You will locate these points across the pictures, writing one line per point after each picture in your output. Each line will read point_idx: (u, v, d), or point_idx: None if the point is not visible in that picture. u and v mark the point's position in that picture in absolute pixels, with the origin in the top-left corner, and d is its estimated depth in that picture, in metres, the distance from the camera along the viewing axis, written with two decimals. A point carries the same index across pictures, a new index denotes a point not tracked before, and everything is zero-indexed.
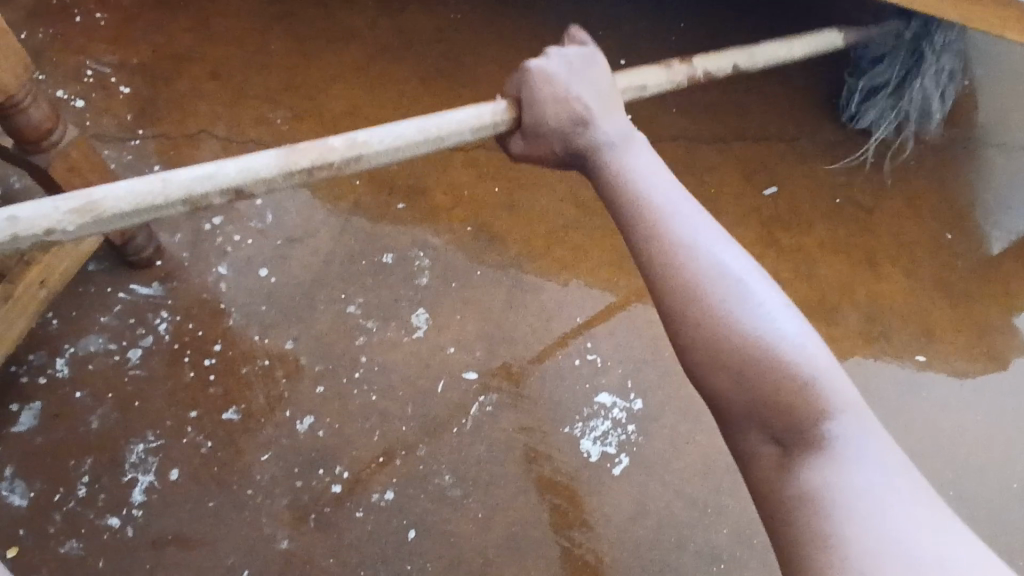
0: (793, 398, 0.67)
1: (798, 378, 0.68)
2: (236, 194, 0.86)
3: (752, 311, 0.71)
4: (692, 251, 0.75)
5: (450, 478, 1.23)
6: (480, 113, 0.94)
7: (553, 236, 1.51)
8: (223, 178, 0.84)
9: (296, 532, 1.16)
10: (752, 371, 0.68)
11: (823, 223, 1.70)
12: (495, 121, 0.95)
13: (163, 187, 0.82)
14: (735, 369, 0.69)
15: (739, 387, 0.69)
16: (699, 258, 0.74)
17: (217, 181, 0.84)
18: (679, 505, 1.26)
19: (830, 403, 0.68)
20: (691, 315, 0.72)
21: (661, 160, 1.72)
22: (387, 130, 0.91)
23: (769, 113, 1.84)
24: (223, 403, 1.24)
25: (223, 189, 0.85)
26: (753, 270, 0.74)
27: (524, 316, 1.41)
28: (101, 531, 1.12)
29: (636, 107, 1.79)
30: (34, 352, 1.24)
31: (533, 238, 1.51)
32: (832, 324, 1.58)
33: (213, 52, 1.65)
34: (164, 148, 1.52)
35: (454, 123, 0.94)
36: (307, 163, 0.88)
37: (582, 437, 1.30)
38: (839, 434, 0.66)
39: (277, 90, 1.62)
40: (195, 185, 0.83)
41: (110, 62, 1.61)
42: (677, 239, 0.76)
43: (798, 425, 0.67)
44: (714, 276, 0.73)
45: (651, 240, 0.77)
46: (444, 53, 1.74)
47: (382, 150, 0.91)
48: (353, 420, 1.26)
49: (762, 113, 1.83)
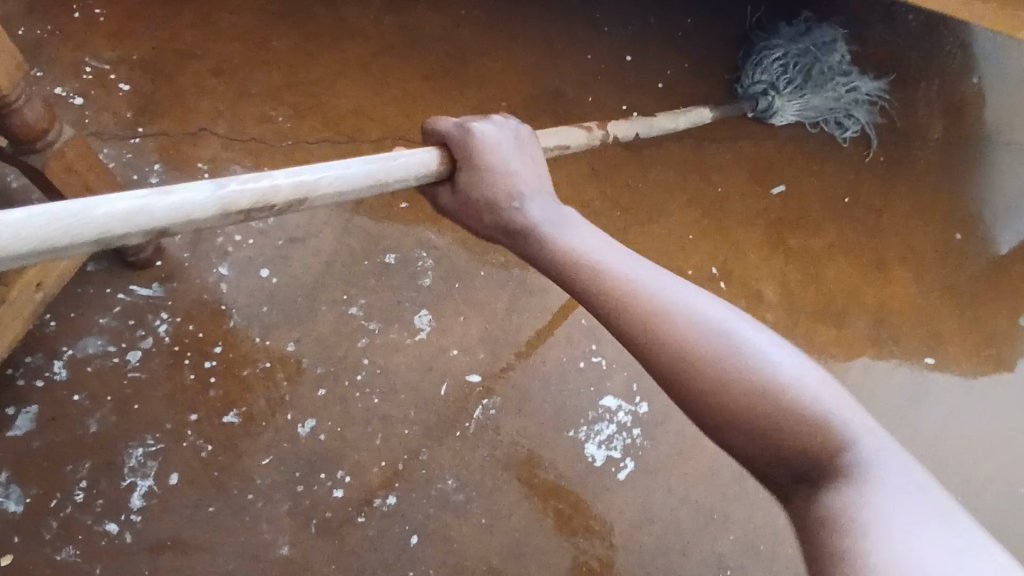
0: (804, 439, 0.65)
1: (801, 417, 0.66)
2: (157, 235, 0.68)
3: (738, 361, 0.68)
4: (671, 303, 0.72)
5: (453, 483, 1.21)
6: (417, 163, 0.87)
7: None
8: (145, 218, 0.66)
9: (297, 538, 1.14)
10: (757, 423, 0.66)
11: (831, 224, 1.67)
12: (428, 171, 0.87)
13: (76, 224, 0.63)
14: (740, 425, 0.67)
15: (753, 440, 0.67)
16: (677, 311, 0.71)
17: (140, 221, 0.66)
18: (685, 512, 1.25)
19: (845, 434, 0.66)
20: (685, 371, 0.69)
21: (672, 157, 1.67)
22: (337, 172, 0.79)
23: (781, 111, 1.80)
24: (223, 406, 1.23)
25: (144, 230, 0.67)
26: (725, 314, 0.72)
27: (528, 318, 1.39)
28: (99, 536, 1.11)
29: (643, 104, 1.76)
30: (31, 354, 1.22)
31: None
32: (841, 327, 1.55)
33: (214, 48, 1.63)
34: (164, 146, 1.50)
35: (398, 168, 0.85)
36: (251, 204, 0.72)
37: (587, 442, 1.28)
38: (857, 459, 0.64)
39: (279, 88, 1.60)
40: (112, 224, 0.64)
41: (109, 58, 1.59)
42: (656, 290, 0.73)
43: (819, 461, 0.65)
44: (693, 330, 0.70)
45: (630, 300, 0.73)
46: (448, 50, 1.71)
47: (329, 196, 0.79)
48: (356, 424, 1.24)
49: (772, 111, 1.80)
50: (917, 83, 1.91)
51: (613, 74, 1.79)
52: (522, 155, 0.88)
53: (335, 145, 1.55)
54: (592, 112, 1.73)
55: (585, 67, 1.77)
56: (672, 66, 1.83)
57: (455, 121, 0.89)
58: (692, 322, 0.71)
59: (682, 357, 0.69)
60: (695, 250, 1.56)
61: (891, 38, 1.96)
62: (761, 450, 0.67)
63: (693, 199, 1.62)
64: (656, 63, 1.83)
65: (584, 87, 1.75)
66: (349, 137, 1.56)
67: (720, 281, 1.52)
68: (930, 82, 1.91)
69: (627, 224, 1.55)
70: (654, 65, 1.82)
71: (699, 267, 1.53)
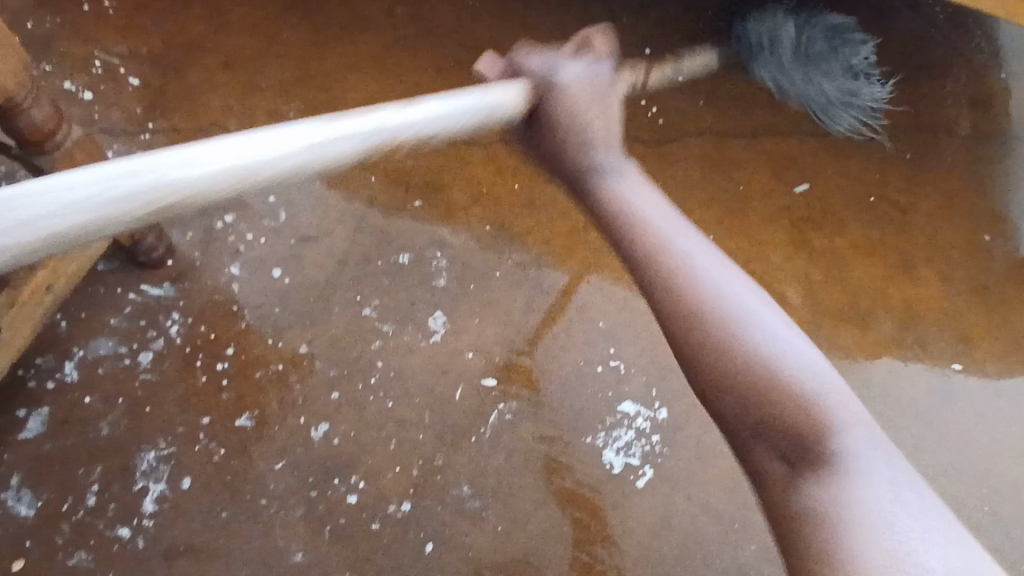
0: (795, 420, 0.66)
1: (796, 399, 0.67)
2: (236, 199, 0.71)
3: (753, 332, 0.69)
4: (697, 272, 0.71)
5: (469, 489, 1.19)
6: (501, 94, 0.82)
7: (579, 231, 1.44)
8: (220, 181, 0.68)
9: (311, 543, 1.13)
10: (755, 394, 0.67)
11: (856, 224, 1.62)
12: (512, 104, 0.82)
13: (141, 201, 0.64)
14: (737, 392, 0.67)
15: (742, 410, 0.68)
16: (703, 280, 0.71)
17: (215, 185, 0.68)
18: (707, 521, 1.21)
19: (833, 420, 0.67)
20: (709, 342, 0.69)
21: (689, 154, 1.64)
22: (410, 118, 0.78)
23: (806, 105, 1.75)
24: (235, 409, 1.21)
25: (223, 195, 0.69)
26: (750, 291, 0.72)
27: (545, 320, 1.36)
28: (112, 541, 1.10)
29: (663, 98, 1.70)
30: (41, 355, 1.20)
31: (555, 235, 1.43)
32: (866, 329, 1.51)
33: (225, 41, 1.59)
34: (175, 142, 1.47)
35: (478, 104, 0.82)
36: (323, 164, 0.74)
37: (605, 448, 1.25)
38: (841, 450, 0.66)
39: (290, 82, 1.56)
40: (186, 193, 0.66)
41: (119, 51, 1.56)
42: (684, 253, 0.73)
43: (803, 445, 0.66)
44: (715, 299, 0.70)
45: (659, 264, 0.72)
46: (463, 42, 1.67)
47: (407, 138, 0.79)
48: (369, 429, 1.22)
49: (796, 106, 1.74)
50: (948, 75, 1.84)
51: None
52: (603, 103, 0.82)
53: None
54: None
55: None
56: None
57: (531, 63, 0.84)
58: (723, 301, 0.70)
59: (705, 327, 0.69)
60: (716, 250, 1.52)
61: (920, 29, 1.89)
62: (747, 419, 0.68)
63: (712, 199, 1.59)
64: None
65: None
66: None
67: None
68: (961, 74, 1.84)
69: None
70: None
71: None
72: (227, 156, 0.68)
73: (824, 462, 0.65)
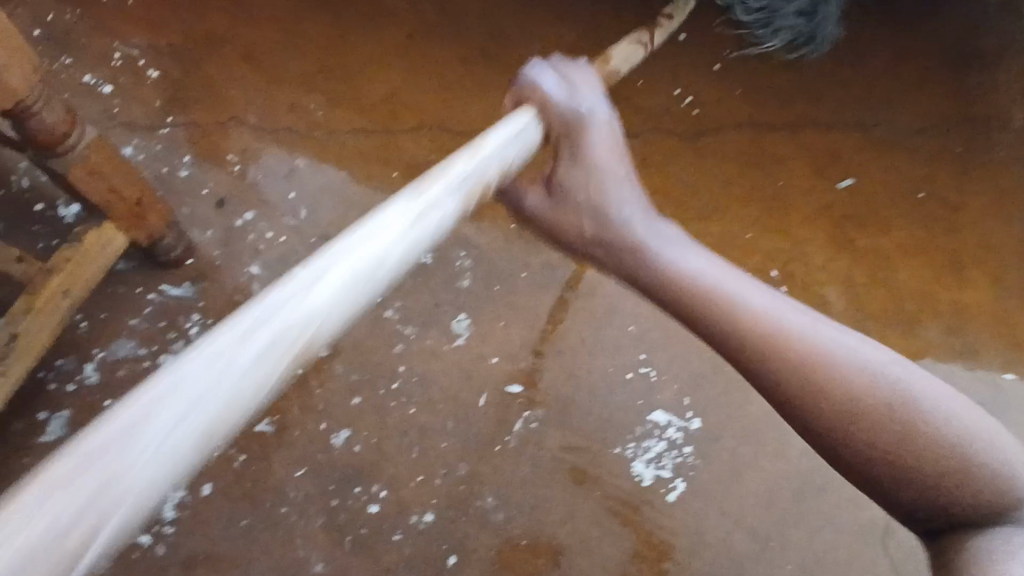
0: (924, 452, 0.63)
1: (911, 426, 0.63)
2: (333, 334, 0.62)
3: (844, 374, 0.65)
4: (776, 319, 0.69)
5: (493, 500, 1.15)
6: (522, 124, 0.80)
7: None
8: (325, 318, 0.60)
9: (332, 554, 1.10)
10: (883, 447, 0.63)
11: (903, 222, 1.53)
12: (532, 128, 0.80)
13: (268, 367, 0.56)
14: (871, 459, 0.64)
15: (886, 470, 0.63)
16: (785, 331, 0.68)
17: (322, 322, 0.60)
18: (739, 537, 1.16)
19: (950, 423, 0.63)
20: (819, 408, 0.65)
21: (725, 147, 1.56)
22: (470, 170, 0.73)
23: (847, 98, 1.66)
24: (255, 414, 1.18)
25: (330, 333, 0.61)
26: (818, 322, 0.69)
27: (572, 324, 1.31)
28: (132, 548, 1.09)
29: (699, 88, 1.62)
30: (62, 357, 1.22)
31: None
32: (912, 335, 1.42)
33: (245, 32, 1.55)
34: (194, 137, 1.44)
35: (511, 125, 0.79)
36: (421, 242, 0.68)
37: (634, 459, 1.20)
38: (980, 452, 0.63)
39: (311, 74, 1.52)
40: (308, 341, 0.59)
41: (138, 43, 1.53)
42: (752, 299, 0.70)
43: (940, 476, 0.62)
44: (806, 358, 0.66)
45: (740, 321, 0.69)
46: (489, 30, 1.60)
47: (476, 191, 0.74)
48: (391, 436, 1.19)
49: (837, 99, 1.66)
50: (1005, 62, 1.73)
51: (666, 56, 1.66)
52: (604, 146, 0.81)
53: (370, 135, 1.46)
54: (644, 96, 1.60)
55: None
56: (731, 47, 1.69)
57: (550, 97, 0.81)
58: (805, 342, 0.67)
59: (811, 390, 0.65)
60: (753, 251, 1.45)
61: (974, 13, 1.78)
62: (881, 474, 0.64)
63: (750, 195, 1.51)
64: (713, 43, 1.69)
65: (634, 70, 1.63)
66: (384, 127, 1.47)
67: (780, 285, 1.42)
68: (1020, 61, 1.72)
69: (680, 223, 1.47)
70: (711, 46, 1.69)
71: (758, 271, 1.43)
72: (311, 296, 0.59)
73: (966, 483, 0.62)
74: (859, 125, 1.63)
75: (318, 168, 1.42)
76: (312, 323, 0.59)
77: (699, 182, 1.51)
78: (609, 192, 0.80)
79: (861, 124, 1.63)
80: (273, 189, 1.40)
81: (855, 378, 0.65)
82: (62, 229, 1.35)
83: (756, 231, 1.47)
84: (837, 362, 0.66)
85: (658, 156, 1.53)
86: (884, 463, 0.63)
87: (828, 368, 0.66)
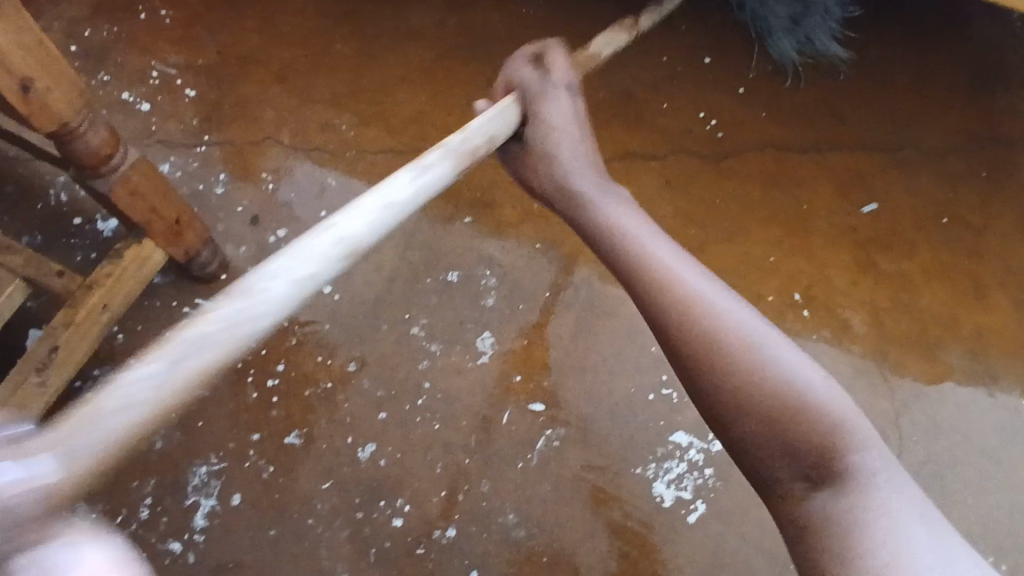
0: (793, 423, 0.64)
1: (792, 397, 0.65)
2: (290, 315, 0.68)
3: (735, 333, 0.68)
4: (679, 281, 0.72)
5: (514, 518, 1.17)
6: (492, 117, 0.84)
7: None
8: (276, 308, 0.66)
9: (356, 566, 1.13)
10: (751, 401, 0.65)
11: (929, 247, 1.52)
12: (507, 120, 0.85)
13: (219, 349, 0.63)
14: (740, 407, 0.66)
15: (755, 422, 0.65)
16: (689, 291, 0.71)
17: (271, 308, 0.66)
18: (759, 562, 1.15)
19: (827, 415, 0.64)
20: (711, 354, 0.67)
21: (748, 169, 1.57)
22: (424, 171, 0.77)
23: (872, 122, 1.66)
24: (284, 426, 1.22)
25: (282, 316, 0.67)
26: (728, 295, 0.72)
27: (594, 343, 1.32)
28: (163, 555, 1.13)
29: (722, 110, 1.64)
30: (99, 366, 1.27)
31: None
32: (935, 359, 1.39)
33: (280, 53, 1.60)
34: (228, 154, 1.49)
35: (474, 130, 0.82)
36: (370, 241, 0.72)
37: (654, 480, 1.21)
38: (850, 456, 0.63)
39: (342, 94, 1.56)
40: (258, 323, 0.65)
41: (176, 63, 1.58)
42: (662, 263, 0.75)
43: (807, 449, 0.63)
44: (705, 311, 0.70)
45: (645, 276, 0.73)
46: (516, 52, 1.64)
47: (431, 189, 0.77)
48: (415, 451, 1.21)
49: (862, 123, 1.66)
50: None
51: (690, 78, 1.68)
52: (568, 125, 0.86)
53: (398, 155, 1.50)
54: (667, 118, 1.62)
55: (658, 72, 1.68)
56: (754, 69, 1.70)
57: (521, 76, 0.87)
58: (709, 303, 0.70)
59: (700, 338, 0.68)
60: (776, 272, 1.45)
61: (1000, 38, 1.78)
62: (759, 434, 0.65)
63: (773, 215, 1.52)
64: (737, 65, 1.70)
65: (657, 92, 1.65)
66: (412, 146, 1.51)
67: (802, 308, 1.42)
68: None
69: (701, 244, 1.47)
70: (735, 68, 1.70)
71: (780, 294, 1.43)
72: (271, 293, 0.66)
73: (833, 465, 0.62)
74: (884, 149, 1.63)
75: (347, 186, 1.46)
76: (267, 310, 0.65)
77: (721, 203, 1.52)
78: (567, 172, 0.85)
79: (885, 149, 1.63)
80: (303, 206, 1.44)
81: (743, 339, 0.68)
82: (100, 243, 1.40)
83: (779, 253, 1.47)
84: (731, 324, 0.69)
85: (681, 178, 1.55)
86: (755, 415, 0.65)
87: (719, 325, 0.68)
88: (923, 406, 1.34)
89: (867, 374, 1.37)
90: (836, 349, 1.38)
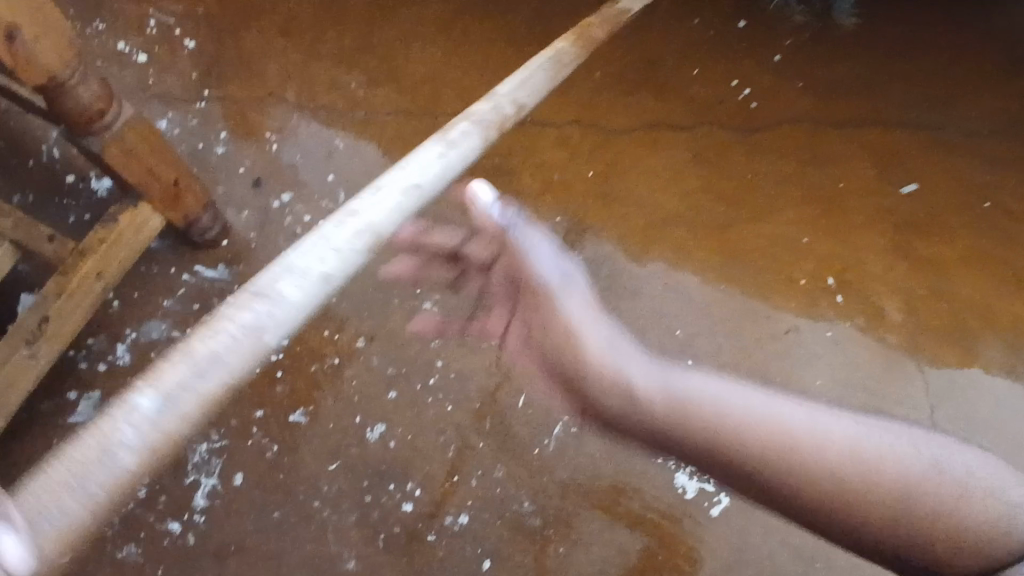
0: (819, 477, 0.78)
1: (803, 453, 0.79)
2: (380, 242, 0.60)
3: (732, 420, 0.83)
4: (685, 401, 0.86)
5: (530, 505, 1.12)
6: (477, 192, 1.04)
7: (653, 230, 1.37)
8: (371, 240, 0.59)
9: (364, 552, 1.08)
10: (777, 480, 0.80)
11: (972, 230, 1.43)
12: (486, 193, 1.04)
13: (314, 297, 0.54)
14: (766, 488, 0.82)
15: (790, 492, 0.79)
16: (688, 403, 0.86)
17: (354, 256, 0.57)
18: (785, 557, 1.11)
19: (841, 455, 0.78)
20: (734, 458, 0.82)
21: (782, 144, 1.48)
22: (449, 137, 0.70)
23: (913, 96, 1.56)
24: (287, 404, 1.16)
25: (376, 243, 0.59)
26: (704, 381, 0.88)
27: (616, 325, 1.25)
28: (162, 536, 1.08)
29: (757, 79, 1.53)
30: (93, 336, 1.23)
31: (630, 231, 1.36)
32: (972, 351, 1.33)
33: (285, 3, 1.49)
34: (230, 112, 1.39)
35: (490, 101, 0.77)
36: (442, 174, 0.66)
37: (677, 470, 1.15)
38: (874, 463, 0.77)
39: (352, 50, 1.46)
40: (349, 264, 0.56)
41: (174, 10, 1.47)
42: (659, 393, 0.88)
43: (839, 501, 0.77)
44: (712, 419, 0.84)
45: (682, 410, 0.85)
46: (539, 9, 1.52)
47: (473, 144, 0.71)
48: (427, 433, 1.15)
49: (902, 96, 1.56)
50: None
51: (723, 44, 1.57)
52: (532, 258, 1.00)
53: (411, 117, 1.40)
54: (697, 86, 1.52)
55: (688, 36, 1.57)
56: (791, 35, 1.60)
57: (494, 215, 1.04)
58: (710, 412, 0.84)
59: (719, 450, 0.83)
60: (808, 255, 1.37)
61: None
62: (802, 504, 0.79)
63: (808, 194, 1.43)
64: (773, 31, 1.60)
65: (688, 58, 1.55)
66: (426, 108, 1.41)
67: (836, 294, 1.34)
68: None
69: (731, 223, 1.39)
70: (770, 33, 1.59)
71: (812, 278, 1.35)
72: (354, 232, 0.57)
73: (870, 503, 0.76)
74: (925, 125, 1.53)
75: (356, 149, 1.37)
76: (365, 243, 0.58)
77: (752, 180, 1.44)
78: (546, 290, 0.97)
79: (927, 124, 1.53)
80: (309, 170, 1.35)
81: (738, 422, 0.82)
82: (94, 204, 1.32)
83: (812, 235, 1.39)
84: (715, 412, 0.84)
85: (711, 151, 1.46)
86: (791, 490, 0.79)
87: (719, 416, 0.83)
88: (952, 395, 1.29)
89: (900, 364, 1.31)
90: (868, 337, 1.32)
